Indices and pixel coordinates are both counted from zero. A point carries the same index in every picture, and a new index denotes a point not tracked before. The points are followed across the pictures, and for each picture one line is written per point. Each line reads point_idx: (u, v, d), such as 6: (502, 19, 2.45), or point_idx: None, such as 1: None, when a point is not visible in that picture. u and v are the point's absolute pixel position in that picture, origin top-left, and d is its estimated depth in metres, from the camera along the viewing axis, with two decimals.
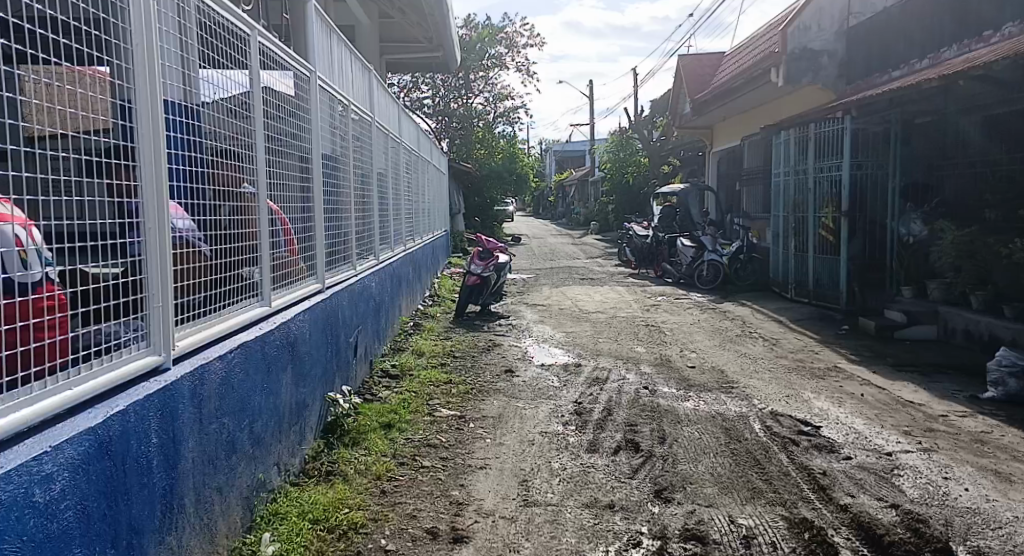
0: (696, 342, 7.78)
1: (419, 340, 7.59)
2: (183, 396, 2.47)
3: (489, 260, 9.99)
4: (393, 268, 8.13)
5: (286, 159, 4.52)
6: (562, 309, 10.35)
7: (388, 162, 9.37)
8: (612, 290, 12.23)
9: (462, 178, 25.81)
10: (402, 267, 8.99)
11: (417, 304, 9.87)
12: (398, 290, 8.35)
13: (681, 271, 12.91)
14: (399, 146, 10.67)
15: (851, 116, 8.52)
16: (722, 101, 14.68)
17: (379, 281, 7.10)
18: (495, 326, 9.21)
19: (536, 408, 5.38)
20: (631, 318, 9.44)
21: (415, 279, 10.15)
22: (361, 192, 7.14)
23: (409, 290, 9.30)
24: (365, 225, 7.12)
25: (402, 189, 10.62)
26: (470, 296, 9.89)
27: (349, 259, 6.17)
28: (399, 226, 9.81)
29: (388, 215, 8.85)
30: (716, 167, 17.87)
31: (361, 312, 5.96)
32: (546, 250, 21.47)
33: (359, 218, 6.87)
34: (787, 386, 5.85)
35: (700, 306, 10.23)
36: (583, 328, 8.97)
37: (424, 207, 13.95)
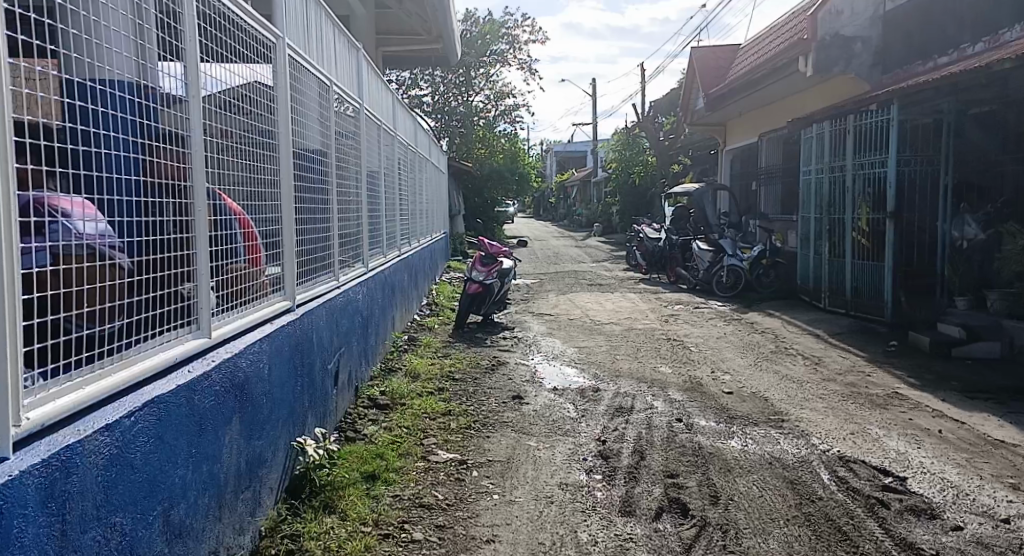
0: (727, 360, 6.87)
1: (413, 359, 6.67)
2: (25, 505, 1.59)
3: (492, 266, 9.09)
4: (385, 276, 7.22)
5: (251, 146, 3.63)
6: (572, 320, 9.44)
7: (381, 158, 8.45)
8: (623, 298, 11.32)
9: (462, 178, 24.93)
10: (395, 275, 8.07)
11: (412, 314, 8.97)
12: (391, 300, 7.46)
13: (698, 277, 12.01)
14: (394, 141, 9.75)
15: (898, 105, 7.59)
16: (741, 95, 13.79)
17: (368, 291, 6.18)
18: (499, 340, 8.29)
19: (551, 449, 4.47)
20: (649, 330, 8.53)
21: (411, 287, 9.23)
22: (347, 191, 6.22)
23: (403, 299, 8.38)
24: (351, 229, 6.21)
25: (396, 188, 9.71)
26: (472, 306, 8.99)
27: (331, 267, 5.27)
28: (393, 229, 8.89)
29: (379, 217, 7.94)
30: (730, 166, 16.97)
31: (344, 331, 5.05)
32: (550, 253, 20.58)
33: (344, 221, 5.96)
34: (848, 420, 4.93)
35: (722, 317, 9.32)
36: (597, 342, 8.05)
37: (421, 208, 13.03)
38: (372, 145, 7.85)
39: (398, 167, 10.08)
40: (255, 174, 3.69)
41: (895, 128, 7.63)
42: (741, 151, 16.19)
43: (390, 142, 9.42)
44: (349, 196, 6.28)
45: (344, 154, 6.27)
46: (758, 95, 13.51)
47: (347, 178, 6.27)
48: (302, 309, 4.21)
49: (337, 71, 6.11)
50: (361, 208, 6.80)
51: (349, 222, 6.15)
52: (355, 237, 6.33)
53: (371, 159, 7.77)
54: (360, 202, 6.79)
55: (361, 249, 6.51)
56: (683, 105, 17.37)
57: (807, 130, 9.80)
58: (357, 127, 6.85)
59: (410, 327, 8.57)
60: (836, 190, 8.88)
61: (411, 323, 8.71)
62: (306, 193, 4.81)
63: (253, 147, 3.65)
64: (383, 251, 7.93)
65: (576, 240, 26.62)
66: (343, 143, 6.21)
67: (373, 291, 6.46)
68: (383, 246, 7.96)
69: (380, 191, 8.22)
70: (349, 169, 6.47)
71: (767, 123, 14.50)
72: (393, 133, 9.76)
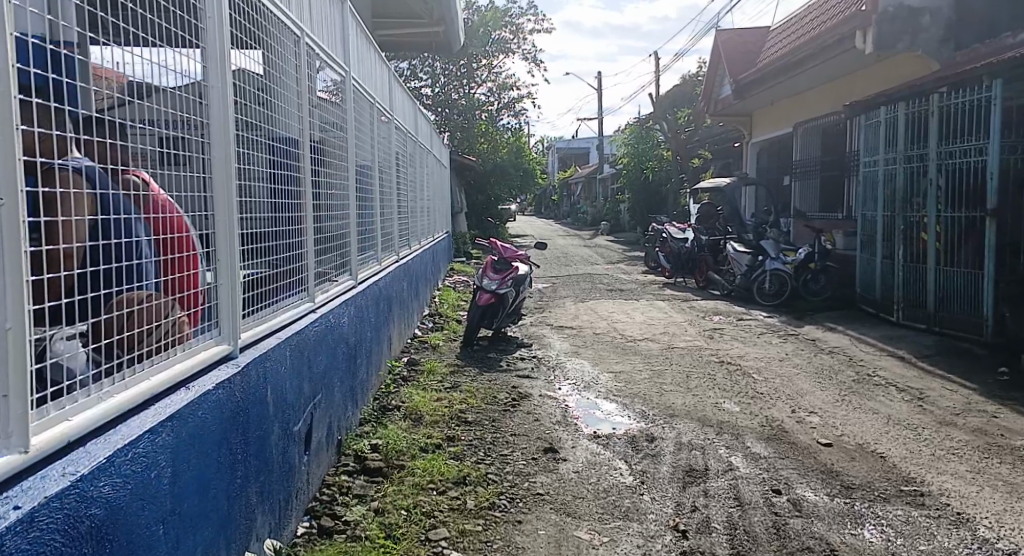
0: (807, 394, 5.52)
1: (414, 393, 5.30)
2: None
3: (506, 272, 7.76)
4: (379, 287, 5.79)
5: (173, 95, 2.28)
6: (599, 336, 8.08)
7: (375, 147, 7.08)
8: (652, 306, 9.98)
9: (464, 173, 23.63)
10: (394, 287, 6.65)
11: (410, 330, 7.55)
12: (387, 321, 6.02)
13: (733, 283, 10.69)
14: (391, 129, 8.36)
15: (1002, 80, 6.28)
16: (776, 79, 12.43)
17: (357, 311, 4.78)
18: (517, 361, 6.96)
19: (613, 548, 3.12)
20: (693, 349, 7.21)
21: (410, 298, 7.83)
22: (330, 180, 4.82)
23: (401, 316, 6.94)
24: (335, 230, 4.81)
25: (393, 182, 8.31)
26: (480, 319, 7.63)
27: (306, 284, 3.87)
28: (389, 230, 7.46)
29: (372, 216, 6.54)
30: (757, 159, 15.60)
31: (322, 371, 3.66)
32: (558, 254, 19.25)
33: (325, 217, 4.56)
34: (1013, 494, 3.61)
35: (775, 332, 7.99)
36: (633, 365, 6.73)
37: (422, 205, 11.69)
38: (363, 130, 6.47)
39: (395, 158, 8.67)
40: (182, 143, 2.34)
41: (998, 109, 6.34)
42: (772, 143, 14.81)
43: (386, 129, 8.02)
44: (331, 185, 4.88)
45: (328, 134, 4.92)
46: (795, 79, 12.18)
47: (330, 163, 4.88)
48: (259, 347, 2.80)
49: (317, 26, 4.73)
50: (348, 204, 5.41)
51: (331, 218, 4.72)
52: (339, 237, 4.92)
53: (362, 146, 6.36)
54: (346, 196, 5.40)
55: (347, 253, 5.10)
56: (705, 93, 16.04)
57: (868, 113, 8.45)
58: (342, 101, 5.46)
59: (410, 346, 7.19)
60: (916, 182, 7.53)
61: (410, 341, 7.32)
62: (270, 177, 3.42)
63: (180, 96, 2.30)
64: (377, 255, 6.52)
65: (584, 239, 25.35)
66: (325, 117, 4.82)
67: (364, 308, 5.04)
68: (377, 250, 6.54)
69: (373, 186, 6.83)
70: (333, 152, 5.06)
71: (807, 112, 13.15)
72: (391, 120, 8.37)
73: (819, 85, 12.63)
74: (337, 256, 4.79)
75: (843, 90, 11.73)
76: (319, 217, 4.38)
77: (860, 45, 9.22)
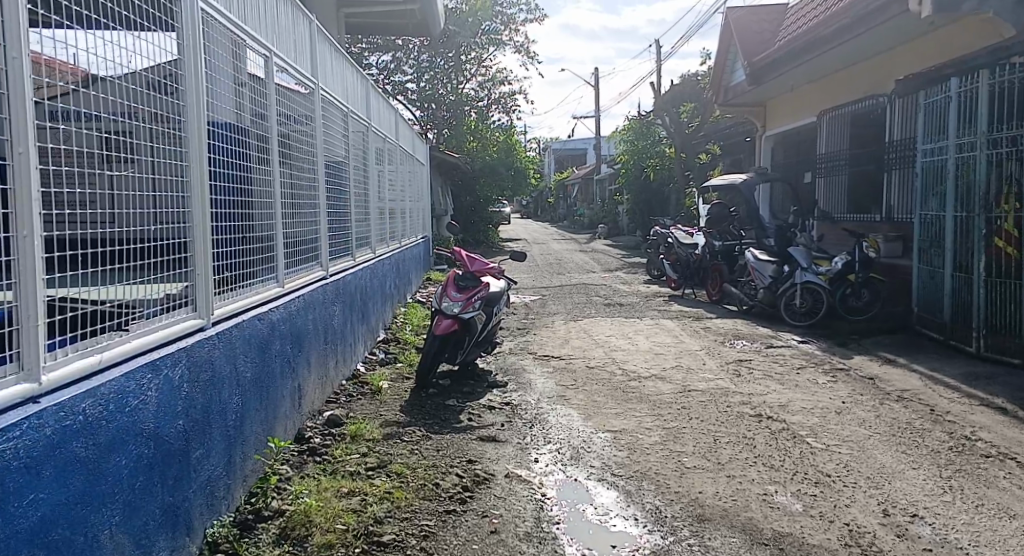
0: (895, 479, 3.78)
1: (313, 485, 3.51)
2: None
3: (472, 291, 6.02)
4: (276, 320, 3.92)
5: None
6: (593, 372, 6.32)
7: (302, 126, 5.26)
8: (658, 327, 8.25)
9: (450, 171, 21.95)
10: (314, 318, 4.76)
11: (345, 370, 5.71)
12: (288, 372, 4.14)
13: (755, 298, 8.98)
14: (334, 110, 6.52)
15: None
16: (803, 57, 10.72)
17: (212, 368, 2.97)
18: (484, 413, 5.22)
19: None
20: (717, 392, 5.47)
21: (347, 327, 5.95)
22: (187, 149, 2.98)
23: (325, 354, 5.06)
24: (185, 231, 2.95)
25: (336, 179, 6.47)
26: (437, 354, 5.87)
27: (32, 357, 1.94)
28: (324, 237, 5.57)
29: (287, 217, 4.68)
30: (773, 154, 13.92)
31: (39, 533, 1.82)
32: (551, 260, 17.53)
33: (158, 208, 2.72)
34: None
35: (818, 366, 6.26)
36: (638, 417, 4.99)
37: (389, 206, 9.97)
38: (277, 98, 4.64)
39: (344, 147, 6.86)
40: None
41: None
42: (795, 134, 13.10)
43: (326, 105, 6.20)
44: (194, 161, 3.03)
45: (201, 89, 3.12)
46: (829, 54, 10.49)
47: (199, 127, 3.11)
48: None
49: None
50: (226, 198, 3.58)
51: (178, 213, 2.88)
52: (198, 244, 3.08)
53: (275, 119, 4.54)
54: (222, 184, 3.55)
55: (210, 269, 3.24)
56: (715, 80, 14.29)
57: (933, 86, 6.79)
58: (220, 39, 3.63)
59: (343, 390, 5.42)
60: (1006, 172, 5.89)
61: (343, 386, 5.52)
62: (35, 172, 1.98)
63: None
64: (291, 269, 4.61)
65: (579, 244, 23.65)
66: (192, 49, 3.02)
67: (233, 358, 3.22)
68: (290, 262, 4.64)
69: (296, 179, 5.03)
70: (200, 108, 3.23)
71: (838, 97, 11.49)
72: (335, 98, 6.56)
73: (854, 63, 10.98)
74: (183, 276, 2.93)
75: (892, 66, 10.05)
76: (143, 214, 2.59)
77: (914, 7, 7.50)
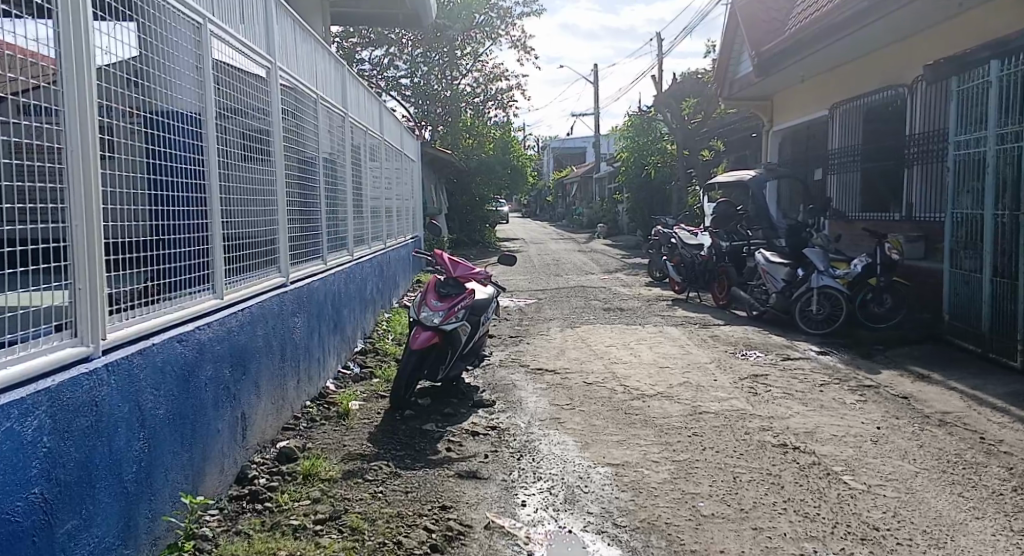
0: (955, 532, 3.13)
1: (245, 550, 2.87)
2: None
3: (454, 298, 5.35)
4: (205, 341, 3.27)
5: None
6: (591, 390, 5.62)
7: (256, 111, 4.61)
8: (662, 336, 7.56)
9: (445, 169, 21.27)
10: (263, 335, 4.08)
11: (309, 388, 5.04)
12: (225, 401, 3.49)
13: (765, 303, 8.31)
14: (299, 97, 5.81)
15: None
16: (815, 46, 10.05)
17: (95, 410, 2.34)
18: (466, 441, 4.54)
19: None
20: (733, 415, 4.78)
21: (314, 339, 5.28)
22: (64, 127, 2.34)
23: (281, 375, 4.39)
24: (61, 234, 2.31)
25: (302, 175, 5.78)
26: (415, 370, 5.21)
27: None
28: (282, 238, 4.89)
29: (230, 214, 4.01)
30: (781, 149, 13.27)
31: None
32: (549, 261, 16.83)
33: (24, 202, 2.16)
34: None
35: (844, 383, 5.58)
36: (643, 446, 4.30)
37: (372, 205, 9.28)
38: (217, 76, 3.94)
39: (313, 139, 6.16)
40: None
41: None
42: (805, 128, 12.43)
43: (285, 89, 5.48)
44: (91, 146, 2.49)
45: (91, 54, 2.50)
46: (844, 41, 9.80)
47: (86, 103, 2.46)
48: None
49: None
50: (140, 198, 2.96)
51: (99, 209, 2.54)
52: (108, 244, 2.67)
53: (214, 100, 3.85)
54: (158, 176, 3.09)
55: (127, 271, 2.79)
56: (719, 71, 13.60)
57: (973, 69, 6.08)
58: (154, 10, 3.07)
59: (306, 414, 4.76)
60: None
61: (306, 407, 4.87)
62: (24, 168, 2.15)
63: None
64: (232, 277, 3.92)
65: (577, 244, 22.96)
66: (75, 7, 2.40)
67: (135, 394, 2.59)
68: (232, 269, 3.95)
69: (249, 172, 4.38)
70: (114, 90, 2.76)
71: (852, 89, 10.82)
72: (299, 83, 5.84)
73: (870, 52, 10.31)
74: (63, 288, 2.32)
75: (914, 53, 9.38)
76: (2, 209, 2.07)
77: None
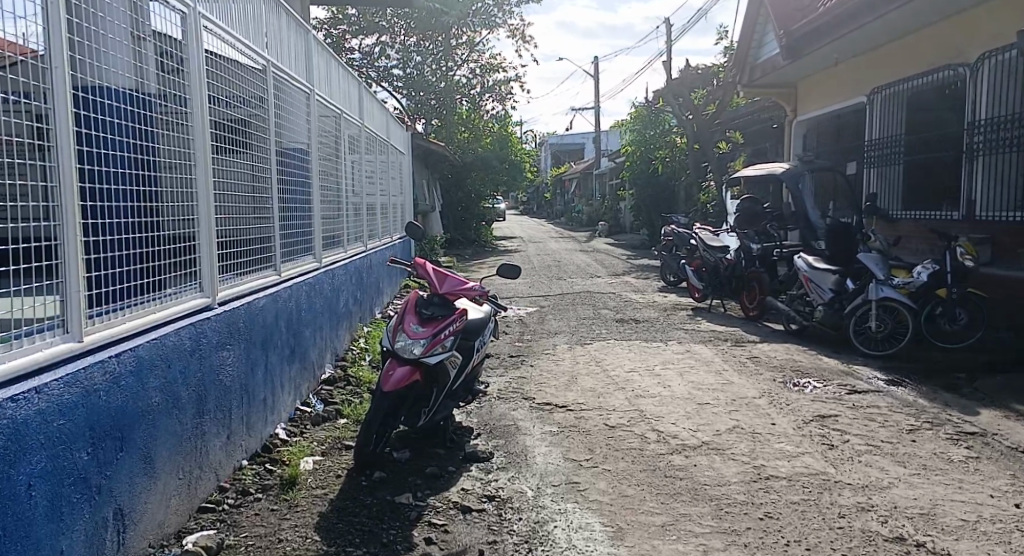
0: None
1: None
2: None
3: (440, 322, 4.12)
4: (24, 419, 2.09)
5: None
6: (615, 438, 4.38)
7: (178, 78, 3.33)
8: (691, 358, 6.34)
9: (438, 163, 20.04)
10: (159, 386, 2.87)
11: (247, 442, 3.83)
12: (78, 499, 2.32)
13: (809, 318, 7.10)
14: (238, 61, 4.39)
15: None
16: (854, 23, 8.83)
17: None
18: (453, 523, 3.32)
19: None
20: (812, 483, 3.55)
21: (257, 374, 4.05)
22: None
23: (195, 434, 3.19)
24: None
25: (244, 166, 4.40)
26: (390, 416, 3.97)
27: None
28: (203, 246, 3.54)
29: (160, 209, 3.13)
30: (806, 142, 12.09)
31: None
32: (551, 262, 15.59)
33: None
34: None
35: (939, 430, 4.37)
36: (698, 537, 3.08)
37: (353, 202, 8.07)
38: (139, 35, 3.02)
39: (260, 118, 4.75)
40: None
41: None
42: (834, 118, 11.22)
43: (216, 49, 4.04)
44: None
45: None
46: (885, 18, 8.55)
47: None
48: None
49: None
50: None
51: None
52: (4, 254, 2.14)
53: (131, 64, 2.92)
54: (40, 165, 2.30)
55: (32, 285, 2.26)
56: (738, 58, 12.39)
57: None
58: None
59: (236, 483, 3.55)
60: None
61: (239, 472, 3.66)
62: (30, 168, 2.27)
63: None
64: (152, 293, 3.05)
65: (579, 243, 21.71)
66: None
67: None
68: (154, 281, 3.07)
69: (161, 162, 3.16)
70: (31, 65, 2.28)
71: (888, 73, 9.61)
72: (239, 44, 4.42)
73: (909, 32, 9.06)
74: None
75: (963, 29, 8.17)
76: None
77: None
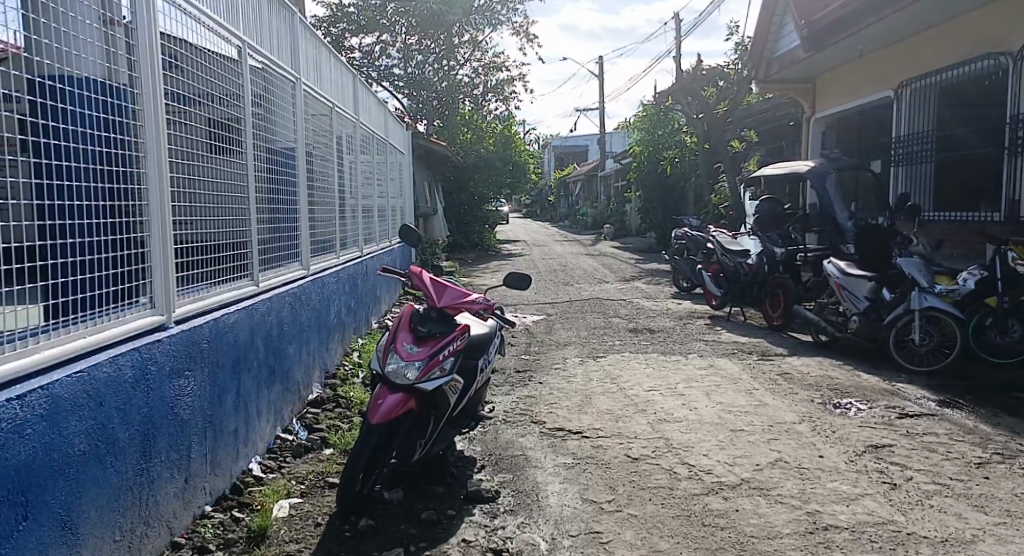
0: None
1: None
2: None
3: (438, 339, 3.57)
4: None
5: None
6: (640, 474, 3.79)
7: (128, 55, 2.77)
8: (716, 374, 5.76)
9: (440, 163, 19.49)
10: (85, 429, 2.30)
11: (210, 483, 3.26)
12: None
13: (841, 329, 6.53)
14: (213, 44, 3.82)
15: None
16: (883, 13, 8.28)
17: None
18: None
19: None
20: (880, 537, 2.98)
21: (225, 401, 3.48)
22: None
23: (139, 482, 2.62)
24: None
25: (216, 159, 3.79)
26: (380, 450, 3.42)
27: None
28: (159, 246, 2.95)
29: (132, 211, 2.78)
30: (825, 140, 11.54)
31: None
32: (557, 266, 15.00)
33: None
34: None
35: (1013, 464, 3.79)
36: None
37: (348, 203, 7.52)
38: (112, 18, 2.68)
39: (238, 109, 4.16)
40: None
41: None
42: (857, 114, 10.67)
43: (178, 23, 3.44)
44: None
45: None
46: (916, 7, 8.01)
47: None
48: None
49: None
50: None
51: None
52: None
53: (103, 52, 2.62)
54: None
55: None
56: (755, 53, 11.85)
57: None
58: None
59: (194, 537, 2.99)
60: None
61: (197, 521, 3.10)
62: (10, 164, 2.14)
63: None
64: (113, 306, 2.65)
65: (584, 246, 21.19)
66: None
67: None
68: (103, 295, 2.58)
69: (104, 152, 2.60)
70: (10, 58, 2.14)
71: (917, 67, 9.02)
72: (213, 24, 3.86)
73: (941, 20, 8.42)
74: None
75: (1001, 18, 7.61)
76: None
77: None
